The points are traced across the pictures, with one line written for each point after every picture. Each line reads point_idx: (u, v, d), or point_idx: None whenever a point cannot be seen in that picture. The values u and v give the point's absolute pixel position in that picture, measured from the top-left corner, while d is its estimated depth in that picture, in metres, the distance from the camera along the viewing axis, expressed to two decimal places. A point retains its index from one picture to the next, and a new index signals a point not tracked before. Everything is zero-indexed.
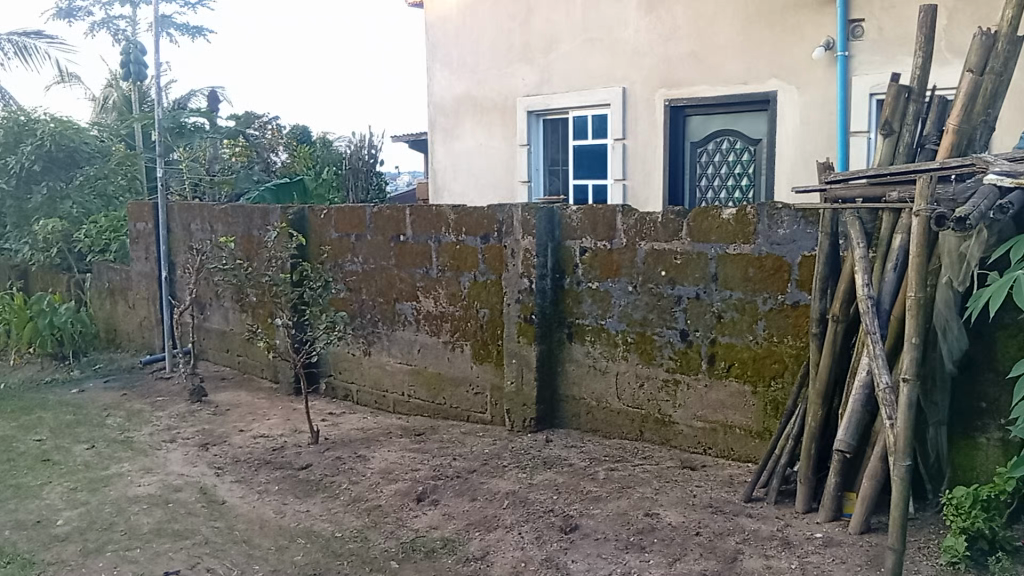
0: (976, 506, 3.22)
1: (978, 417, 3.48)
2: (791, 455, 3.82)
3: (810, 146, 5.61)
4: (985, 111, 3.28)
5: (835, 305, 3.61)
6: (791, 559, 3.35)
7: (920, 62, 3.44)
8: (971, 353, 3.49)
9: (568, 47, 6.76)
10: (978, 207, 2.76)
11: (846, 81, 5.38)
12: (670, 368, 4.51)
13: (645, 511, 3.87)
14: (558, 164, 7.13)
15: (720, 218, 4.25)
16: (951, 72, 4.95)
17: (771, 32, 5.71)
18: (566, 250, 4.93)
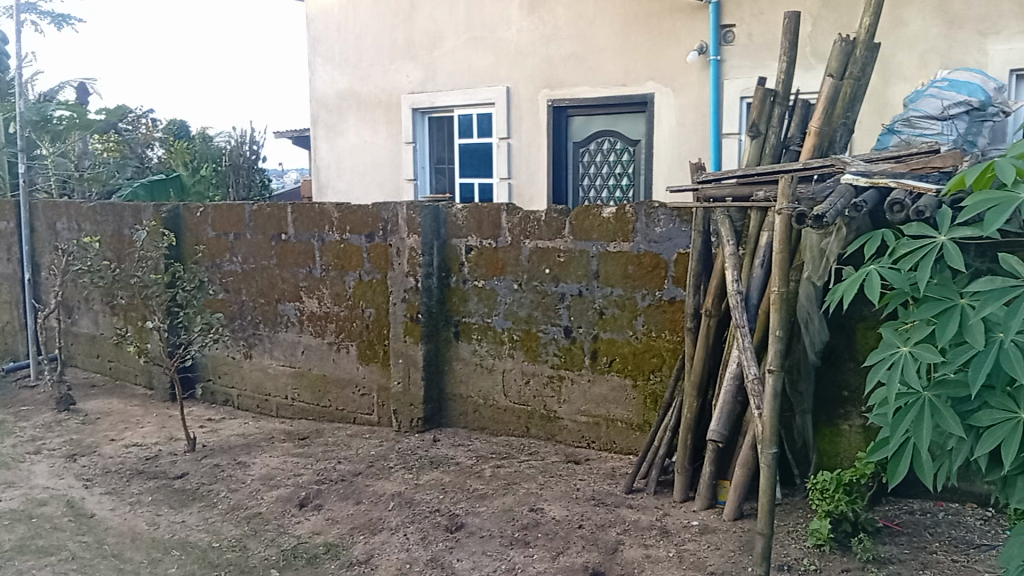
0: (839, 489, 3.37)
1: (841, 405, 3.69)
2: (669, 446, 3.96)
3: (686, 147, 5.79)
4: (844, 114, 3.47)
5: (708, 301, 3.75)
6: (669, 547, 3.45)
7: (784, 67, 3.59)
8: (834, 344, 3.68)
9: (452, 44, 6.75)
10: (835, 205, 2.89)
11: (719, 84, 5.58)
12: (554, 364, 4.57)
13: (530, 506, 3.91)
14: (444, 162, 7.12)
15: (600, 217, 4.33)
16: (814, 77, 5.21)
17: (648, 35, 5.86)
18: (452, 248, 4.93)
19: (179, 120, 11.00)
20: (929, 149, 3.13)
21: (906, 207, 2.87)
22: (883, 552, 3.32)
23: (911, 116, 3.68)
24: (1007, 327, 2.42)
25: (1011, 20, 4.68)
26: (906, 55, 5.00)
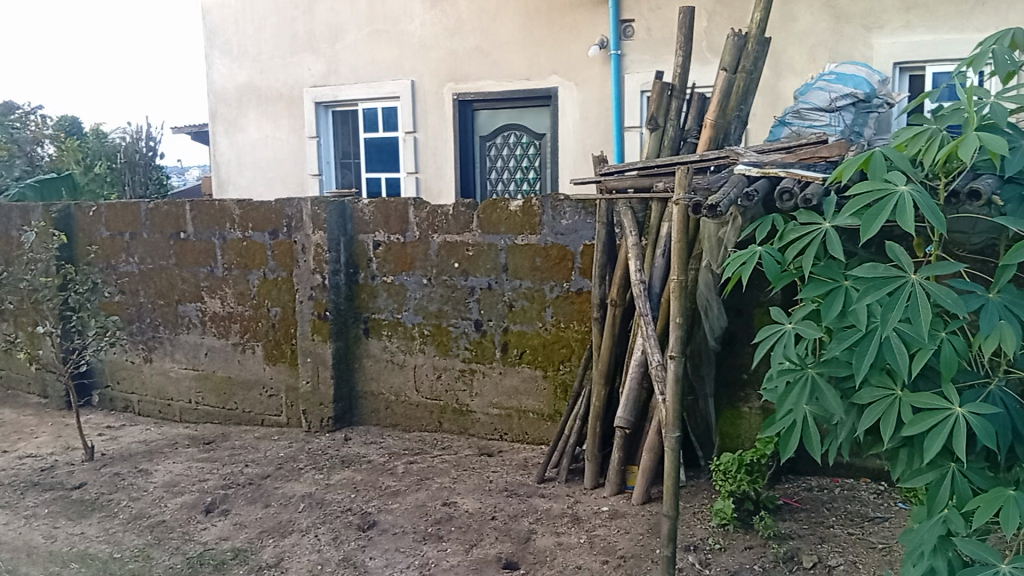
0: (740, 470, 3.48)
1: (742, 388, 3.85)
2: (579, 435, 4.02)
3: (589, 140, 5.88)
4: (738, 107, 3.58)
5: (614, 291, 3.82)
6: (580, 534, 3.51)
7: (680, 61, 3.68)
8: (733, 330, 3.83)
9: (355, 37, 6.65)
10: (728, 194, 2.98)
11: (620, 78, 5.69)
12: (465, 358, 4.57)
13: (443, 501, 3.90)
14: (349, 157, 7.03)
15: (507, 210, 4.35)
16: (709, 71, 5.37)
17: (550, 30, 5.92)
18: (359, 244, 4.87)
19: (70, 116, 10.52)
20: (817, 139, 3.25)
21: (795, 195, 2.97)
22: (783, 529, 3.46)
23: (801, 108, 3.80)
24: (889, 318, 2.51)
25: (893, 16, 4.93)
26: (796, 50, 5.18)
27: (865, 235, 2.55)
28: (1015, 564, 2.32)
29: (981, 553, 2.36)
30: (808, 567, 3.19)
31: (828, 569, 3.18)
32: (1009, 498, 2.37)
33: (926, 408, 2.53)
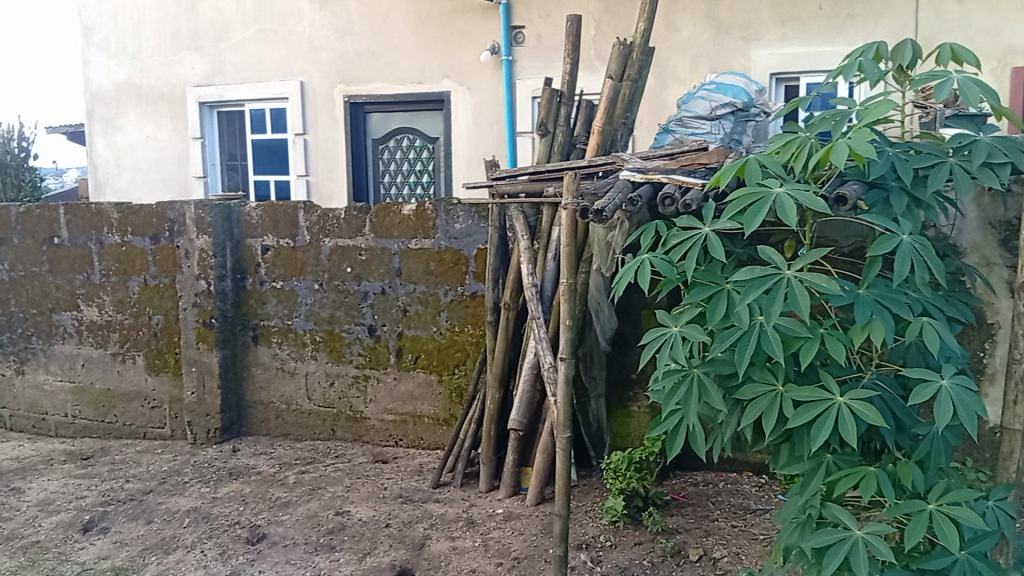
0: (630, 468, 3.57)
1: (631, 387, 3.99)
2: (474, 438, 4.03)
3: (481, 144, 5.90)
4: (624, 113, 3.68)
5: (506, 294, 3.85)
6: (475, 537, 3.51)
7: (568, 68, 3.75)
8: (623, 331, 3.98)
9: (241, 36, 6.46)
10: (614, 200, 3.05)
11: (511, 84, 5.74)
12: (358, 364, 4.51)
13: (336, 510, 3.84)
14: (236, 159, 6.82)
15: (400, 215, 4.31)
16: (597, 78, 5.49)
17: (442, 34, 5.92)
18: (247, 249, 4.74)
19: None
20: (698, 146, 3.37)
21: (676, 200, 3.07)
22: (671, 523, 3.57)
23: (683, 116, 3.91)
24: (769, 312, 2.62)
25: (769, 29, 5.15)
26: (680, 59, 5.34)
27: (747, 228, 2.64)
28: (868, 530, 2.51)
29: (839, 517, 2.57)
30: (694, 560, 3.30)
31: (713, 561, 3.29)
32: (869, 473, 2.57)
33: (807, 400, 2.64)
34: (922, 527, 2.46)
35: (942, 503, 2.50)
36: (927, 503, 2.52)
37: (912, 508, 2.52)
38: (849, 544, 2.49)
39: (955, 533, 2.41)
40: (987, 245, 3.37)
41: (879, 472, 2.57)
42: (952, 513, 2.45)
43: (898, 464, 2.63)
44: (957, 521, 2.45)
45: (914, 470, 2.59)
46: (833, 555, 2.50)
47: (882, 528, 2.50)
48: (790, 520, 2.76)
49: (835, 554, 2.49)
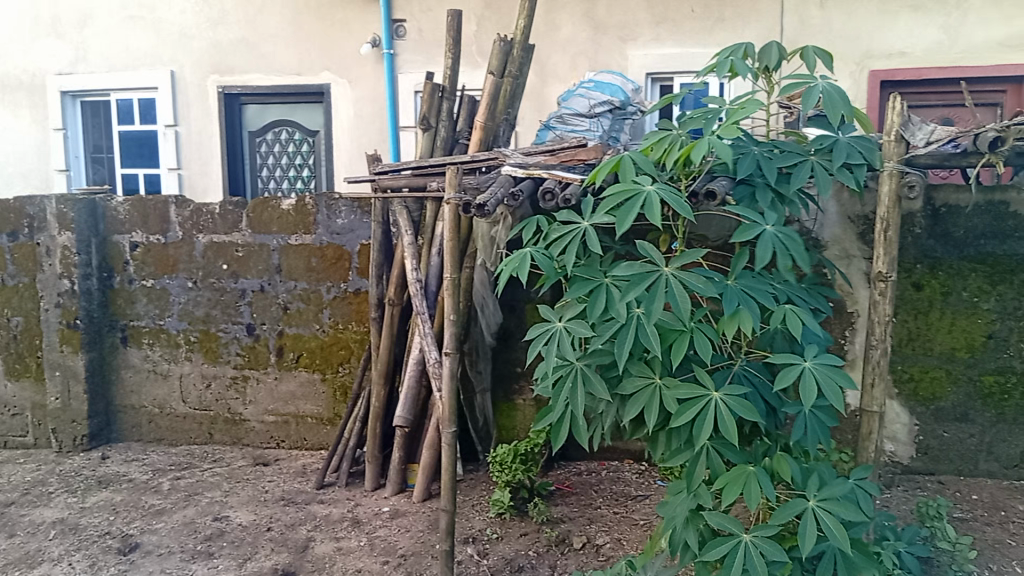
0: (516, 461, 3.60)
1: (516, 380, 4.05)
2: (359, 437, 3.97)
3: (363, 138, 5.80)
4: (506, 110, 3.71)
5: (391, 290, 3.81)
6: (360, 537, 3.46)
7: (450, 63, 3.74)
8: (508, 326, 4.04)
9: (105, 22, 6.12)
10: (495, 194, 3.06)
11: (393, 77, 5.68)
12: (236, 365, 4.36)
13: (214, 516, 3.70)
14: (101, 151, 6.44)
15: (279, 209, 4.19)
16: (479, 74, 5.50)
17: (321, 25, 5.79)
18: (114, 246, 4.51)
19: None
20: (578, 143, 3.44)
21: (556, 195, 3.17)
22: (555, 513, 3.63)
23: (563, 114, 3.93)
24: (648, 309, 2.69)
25: (645, 29, 5.25)
26: (560, 56, 5.40)
27: (618, 229, 2.69)
28: (756, 533, 2.64)
29: (727, 524, 2.67)
30: (578, 548, 3.37)
31: (596, 549, 3.37)
32: (752, 475, 2.66)
33: (687, 397, 2.74)
34: (811, 525, 2.57)
35: (821, 498, 2.63)
36: (808, 499, 2.64)
37: (796, 509, 2.62)
38: (740, 551, 2.61)
39: (837, 528, 2.55)
40: (846, 238, 3.60)
41: (759, 470, 2.67)
42: (831, 508, 2.59)
43: (774, 460, 2.76)
44: (833, 514, 2.59)
45: (791, 463, 2.72)
46: (729, 563, 2.60)
47: (767, 530, 2.63)
48: (679, 523, 2.79)
49: (732, 563, 2.60)
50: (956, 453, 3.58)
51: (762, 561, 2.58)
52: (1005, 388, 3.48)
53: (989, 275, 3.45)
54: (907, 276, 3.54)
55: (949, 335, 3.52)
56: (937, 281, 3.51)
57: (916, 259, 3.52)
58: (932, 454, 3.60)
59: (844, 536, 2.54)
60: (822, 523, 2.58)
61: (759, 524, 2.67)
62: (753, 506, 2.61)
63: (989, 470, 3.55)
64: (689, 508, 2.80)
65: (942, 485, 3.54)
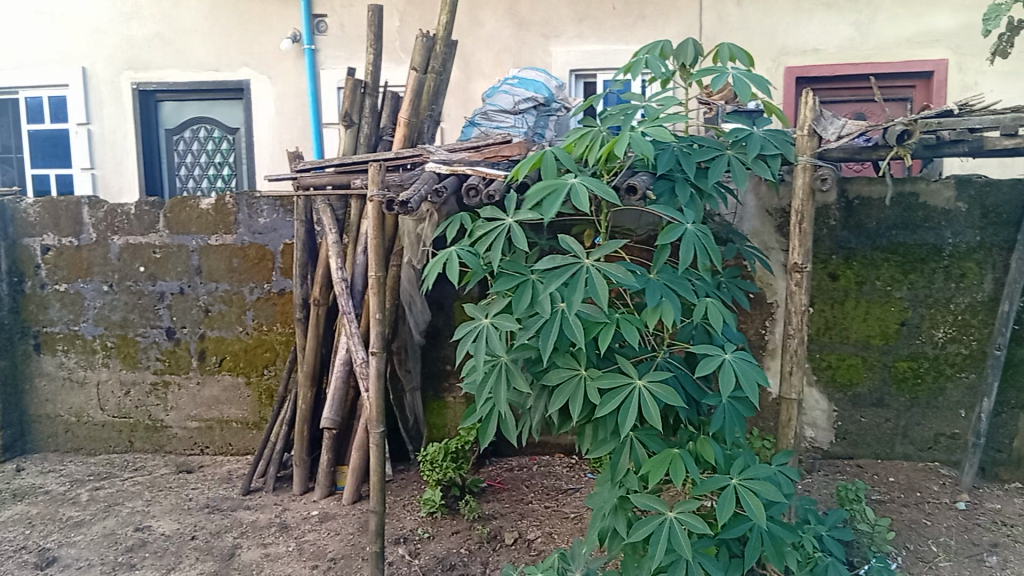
0: (447, 458, 3.58)
1: (446, 378, 4.03)
2: (286, 441, 3.89)
3: (286, 136, 5.69)
4: (430, 106, 3.68)
5: (315, 290, 3.73)
6: (288, 542, 3.39)
7: (372, 59, 3.70)
8: (436, 323, 4.02)
9: (12, 16, 5.87)
10: (418, 191, 3.03)
11: (315, 73, 5.58)
12: (157, 370, 4.23)
13: (135, 526, 3.58)
14: (10, 151, 6.09)
15: (198, 209, 4.08)
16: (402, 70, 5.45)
17: (239, 21, 5.67)
18: (24, 249, 4.32)
19: None
20: (502, 140, 3.44)
21: (480, 192, 3.15)
22: (487, 509, 3.63)
23: (487, 110, 3.90)
24: (571, 298, 2.70)
25: (567, 26, 5.28)
26: (483, 53, 5.39)
27: (545, 218, 2.71)
28: (680, 511, 2.70)
29: (652, 504, 2.72)
30: (510, 543, 3.37)
31: (528, 543, 3.38)
32: (675, 456, 2.71)
33: (610, 386, 2.77)
34: (731, 500, 2.63)
35: (742, 477, 2.70)
36: (730, 478, 2.71)
37: (718, 485, 2.69)
38: (666, 528, 2.66)
39: (758, 504, 2.61)
40: (765, 230, 3.70)
41: (683, 453, 2.72)
42: (752, 487, 2.65)
43: (696, 443, 2.82)
44: (755, 493, 2.65)
45: (712, 446, 2.79)
46: (654, 542, 2.65)
47: (692, 505, 2.69)
48: (608, 509, 2.85)
49: (656, 541, 2.65)
50: (873, 437, 3.70)
51: (685, 537, 2.63)
52: (918, 373, 3.62)
53: (900, 265, 3.58)
54: (823, 267, 3.65)
55: (864, 323, 3.64)
56: (852, 271, 3.62)
57: (831, 250, 3.63)
58: (851, 438, 3.72)
59: (765, 511, 2.61)
60: (744, 502, 2.63)
61: (682, 502, 2.74)
62: (678, 484, 2.67)
63: (904, 452, 3.68)
64: (615, 496, 2.85)
65: (861, 468, 3.66)
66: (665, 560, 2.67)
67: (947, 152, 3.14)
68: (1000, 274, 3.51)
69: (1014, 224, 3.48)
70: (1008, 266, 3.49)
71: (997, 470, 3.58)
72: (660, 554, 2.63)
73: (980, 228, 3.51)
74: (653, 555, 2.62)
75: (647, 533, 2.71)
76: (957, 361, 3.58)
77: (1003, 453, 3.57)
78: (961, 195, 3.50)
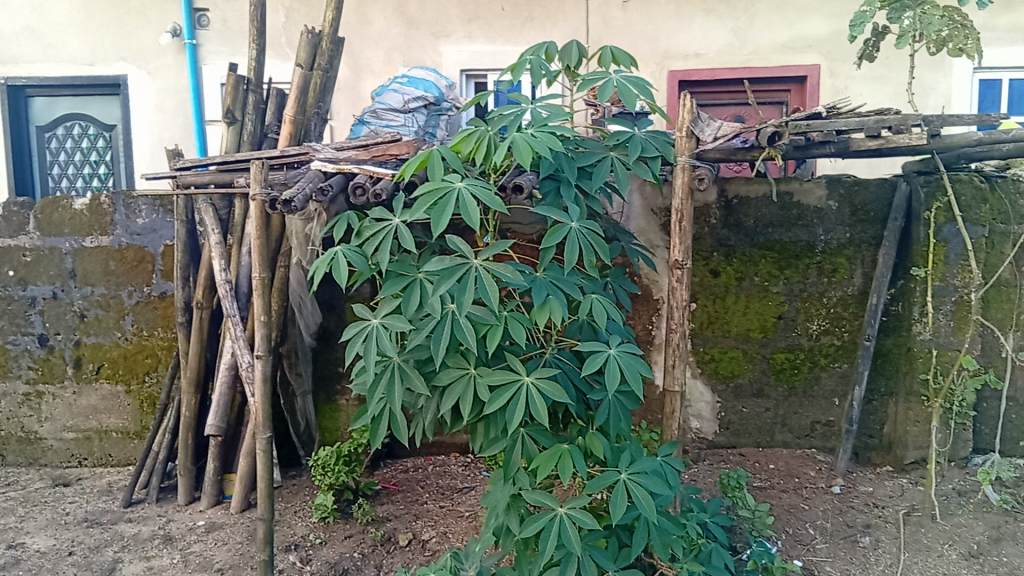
0: (339, 462, 3.49)
1: (337, 381, 3.98)
2: (170, 449, 3.75)
3: (169, 133, 5.49)
4: (316, 104, 3.61)
5: (199, 292, 3.62)
6: (173, 554, 3.27)
7: (254, 55, 3.61)
8: (327, 326, 3.97)
9: None
10: (302, 190, 2.96)
11: (197, 69, 5.40)
12: (29, 379, 4.01)
13: (7, 544, 3.38)
14: None
15: (70, 210, 3.89)
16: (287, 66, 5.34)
17: (116, 13, 5.44)
18: None
19: None
20: (391, 137, 3.40)
21: (367, 190, 3.11)
22: (381, 512, 3.59)
23: (377, 108, 3.85)
24: (463, 302, 2.70)
25: (457, 26, 5.28)
26: (373, 51, 5.33)
27: (437, 231, 2.66)
28: (571, 505, 2.72)
29: (543, 500, 2.73)
30: (403, 545, 3.35)
31: (422, 544, 3.36)
32: (565, 451, 2.73)
33: (500, 384, 2.77)
34: (620, 493, 2.66)
35: (630, 470, 2.74)
36: (619, 472, 2.74)
37: (607, 479, 2.72)
38: (557, 524, 2.68)
39: (644, 496, 2.65)
40: (650, 229, 3.81)
41: (573, 448, 2.74)
42: (639, 479, 2.70)
43: (585, 437, 2.85)
44: (643, 486, 2.70)
45: (601, 439, 2.83)
46: (546, 538, 2.66)
47: (582, 500, 2.71)
48: (501, 508, 2.86)
49: (548, 537, 2.66)
50: (754, 427, 3.84)
51: (576, 531, 2.66)
52: (794, 364, 3.78)
53: (777, 261, 3.73)
54: (705, 264, 3.77)
55: (744, 317, 3.78)
56: (732, 267, 3.75)
57: (713, 248, 3.75)
58: (734, 428, 3.85)
59: (652, 503, 2.66)
60: (633, 494, 2.68)
61: (573, 496, 2.76)
62: (567, 479, 2.69)
63: (783, 440, 3.84)
64: (509, 494, 2.87)
65: (743, 456, 3.79)
66: (556, 555, 2.68)
67: (816, 153, 3.30)
68: (868, 269, 3.70)
69: (879, 222, 3.68)
70: (875, 261, 3.68)
71: (869, 455, 3.77)
72: (552, 550, 2.64)
73: (849, 225, 3.69)
74: (545, 552, 2.63)
75: (539, 530, 2.72)
76: (830, 352, 3.75)
77: (874, 438, 3.77)
78: (832, 193, 3.68)
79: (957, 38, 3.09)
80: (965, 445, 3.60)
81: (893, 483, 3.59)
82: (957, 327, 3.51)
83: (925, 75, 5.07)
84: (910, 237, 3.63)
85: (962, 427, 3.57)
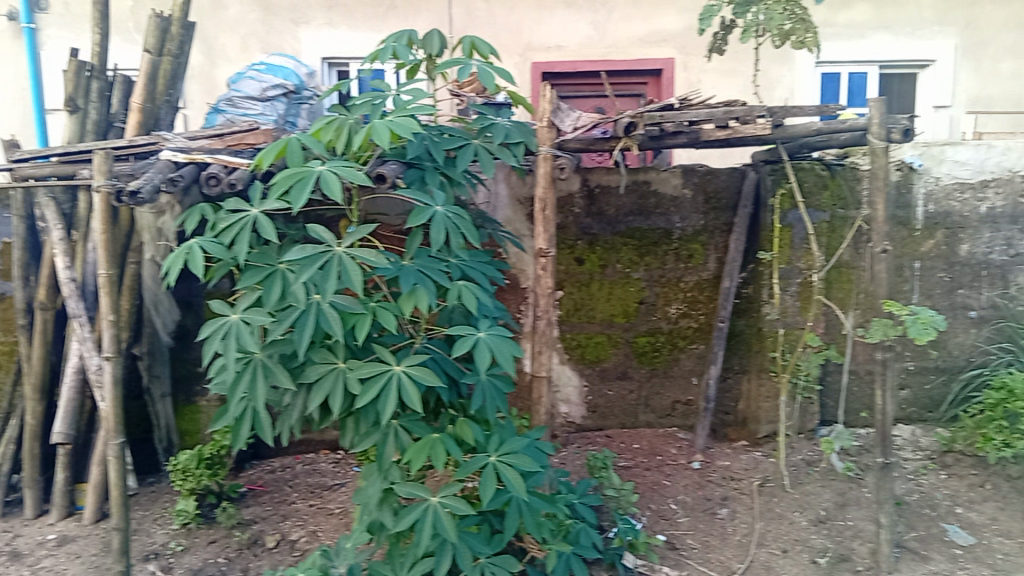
0: (200, 466, 3.35)
1: (198, 381, 3.85)
2: (15, 460, 3.53)
3: (7, 124, 5.16)
4: (167, 91, 3.46)
5: (42, 292, 3.42)
6: (21, 571, 3.07)
7: (97, 39, 3.42)
8: (186, 324, 3.83)
9: None
10: (151, 181, 2.83)
11: (35, 55, 5.09)
12: None
13: None
14: None
15: None
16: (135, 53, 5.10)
17: None
18: None
19: None
20: (247, 127, 3.31)
21: (221, 180, 3.03)
22: (247, 515, 3.48)
23: (232, 96, 3.72)
24: (325, 290, 2.62)
25: (316, 13, 5.18)
26: (228, 37, 5.16)
27: (296, 208, 2.56)
28: (443, 495, 2.72)
29: (416, 491, 2.73)
30: (271, 546, 3.27)
31: (291, 544, 3.29)
32: (436, 441, 2.75)
33: (368, 375, 2.73)
34: (491, 477, 2.68)
35: (500, 454, 2.77)
36: (489, 457, 2.76)
37: (478, 465, 2.73)
38: (429, 515, 2.67)
39: (514, 477, 2.68)
40: (516, 219, 3.88)
41: (444, 437, 2.77)
42: (507, 461, 2.72)
43: (456, 426, 2.88)
44: (512, 468, 2.73)
45: (471, 426, 2.85)
46: (419, 529, 2.65)
47: (453, 488, 2.73)
48: (374, 504, 2.83)
49: (422, 528, 2.65)
50: (619, 409, 3.97)
51: (448, 519, 2.67)
52: (655, 347, 3.92)
53: (637, 248, 3.86)
54: (570, 252, 3.86)
55: (608, 303, 3.88)
56: (596, 255, 3.85)
57: (577, 236, 3.84)
58: (600, 412, 3.96)
59: (521, 483, 2.69)
60: (503, 476, 2.70)
61: (444, 485, 2.76)
62: (438, 469, 2.70)
63: (647, 421, 3.99)
64: (381, 489, 2.83)
65: (609, 438, 3.92)
66: (431, 545, 2.69)
67: (669, 143, 3.41)
68: (720, 254, 3.88)
69: (730, 209, 3.87)
70: (727, 246, 3.87)
71: (725, 431, 3.96)
72: (426, 541, 2.64)
73: (703, 213, 3.86)
74: (418, 544, 2.63)
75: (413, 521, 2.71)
76: (687, 334, 3.92)
77: (730, 414, 3.97)
78: (686, 182, 3.83)
79: (798, 31, 3.26)
80: (812, 417, 3.84)
81: (748, 456, 3.78)
82: (802, 307, 3.75)
83: (771, 69, 5.36)
84: (758, 224, 3.84)
85: (808, 401, 3.82)
